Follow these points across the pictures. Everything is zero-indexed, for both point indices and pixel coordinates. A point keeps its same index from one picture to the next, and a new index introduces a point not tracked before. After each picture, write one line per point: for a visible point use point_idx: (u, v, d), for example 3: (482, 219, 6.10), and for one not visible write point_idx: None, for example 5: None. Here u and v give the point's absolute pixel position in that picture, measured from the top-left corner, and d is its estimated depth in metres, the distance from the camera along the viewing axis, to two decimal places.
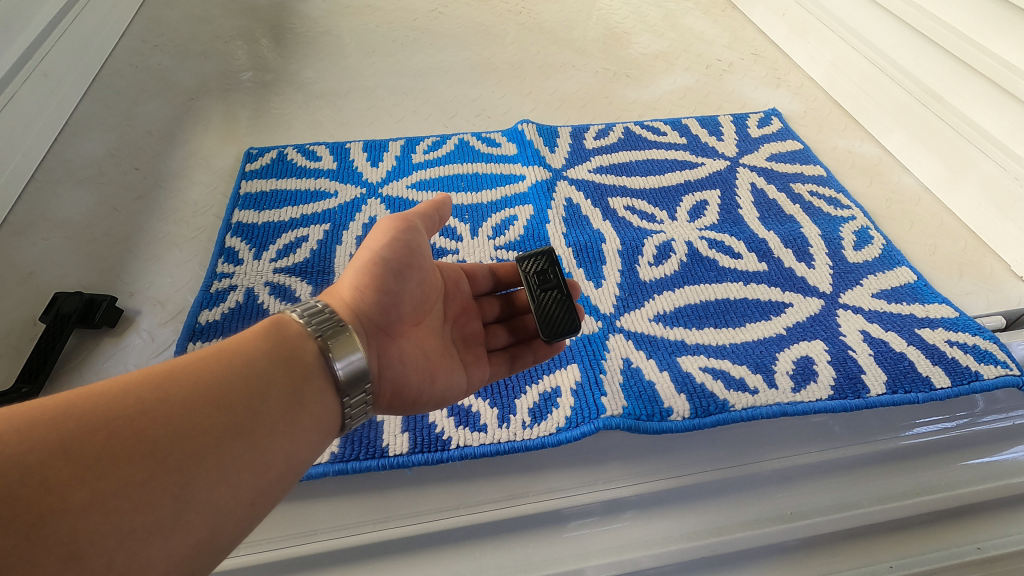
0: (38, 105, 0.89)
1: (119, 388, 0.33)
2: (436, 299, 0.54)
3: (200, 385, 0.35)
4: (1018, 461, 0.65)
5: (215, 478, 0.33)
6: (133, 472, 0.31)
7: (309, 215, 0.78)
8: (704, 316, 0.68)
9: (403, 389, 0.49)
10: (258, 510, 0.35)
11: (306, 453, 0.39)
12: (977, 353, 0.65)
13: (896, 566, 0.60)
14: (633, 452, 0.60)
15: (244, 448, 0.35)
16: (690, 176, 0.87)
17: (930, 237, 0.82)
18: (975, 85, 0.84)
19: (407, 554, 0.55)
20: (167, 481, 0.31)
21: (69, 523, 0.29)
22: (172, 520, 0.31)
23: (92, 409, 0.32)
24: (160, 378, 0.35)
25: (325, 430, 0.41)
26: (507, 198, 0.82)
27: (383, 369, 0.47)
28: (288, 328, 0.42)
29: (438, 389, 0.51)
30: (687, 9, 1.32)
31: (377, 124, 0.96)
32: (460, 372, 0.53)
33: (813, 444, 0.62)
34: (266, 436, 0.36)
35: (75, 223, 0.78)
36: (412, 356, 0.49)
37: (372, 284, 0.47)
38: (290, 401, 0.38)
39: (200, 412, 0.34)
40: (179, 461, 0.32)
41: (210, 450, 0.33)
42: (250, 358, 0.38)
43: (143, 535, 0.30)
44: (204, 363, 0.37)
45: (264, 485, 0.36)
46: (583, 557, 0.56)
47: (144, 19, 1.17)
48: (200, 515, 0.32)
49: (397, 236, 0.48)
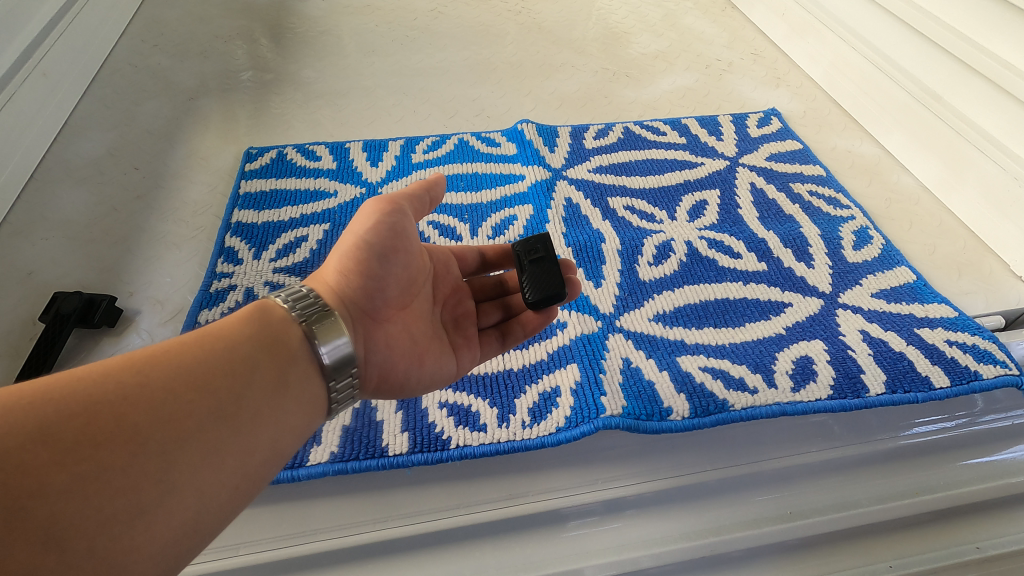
0: (37, 105, 0.88)
1: (99, 373, 0.33)
2: (425, 283, 0.54)
3: (181, 370, 0.35)
4: (1017, 461, 0.65)
5: (197, 462, 0.33)
6: (114, 457, 0.31)
7: (308, 215, 0.78)
8: (703, 316, 0.68)
9: (391, 373, 0.49)
10: (244, 493, 0.35)
11: (292, 437, 0.39)
12: (976, 353, 0.65)
13: (895, 566, 0.60)
14: (632, 452, 0.60)
15: (227, 432, 0.35)
16: (689, 176, 0.87)
17: (929, 237, 0.82)
18: (974, 84, 0.84)
19: (407, 553, 0.55)
20: (148, 465, 0.32)
21: (50, 507, 0.29)
22: (156, 504, 0.31)
23: (73, 394, 0.32)
24: (142, 362, 0.35)
25: (310, 415, 0.40)
26: (507, 198, 0.82)
27: (370, 354, 0.47)
28: (273, 313, 0.42)
29: (426, 372, 0.51)
30: (687, 8, 1.32)
31: (377, 124, 0.96)
32: (448, 358, 0.53)
33: (813, 443, 0.63)
34: (249, 420, 0.36)
35: (75, 222, 0.78)
36: (399, 340, 0.49)
37: (357, 269, 0.47)
38: (274, 387, 0.38)
39: (182, 397, 0.34)
40: (161, 445, 0.32)
41: (193, 435, 0.33)
42: (234, 343, 0.38)
43: (125, 517, 0.30)
44: (186, 347, 0.37)
45: (250, 469, 0.36)
46: (582, 557, 0.56)
47: (143, 19, 1.17)
48: (184, 498, 0.32)
49: (381, 220, 0.48)
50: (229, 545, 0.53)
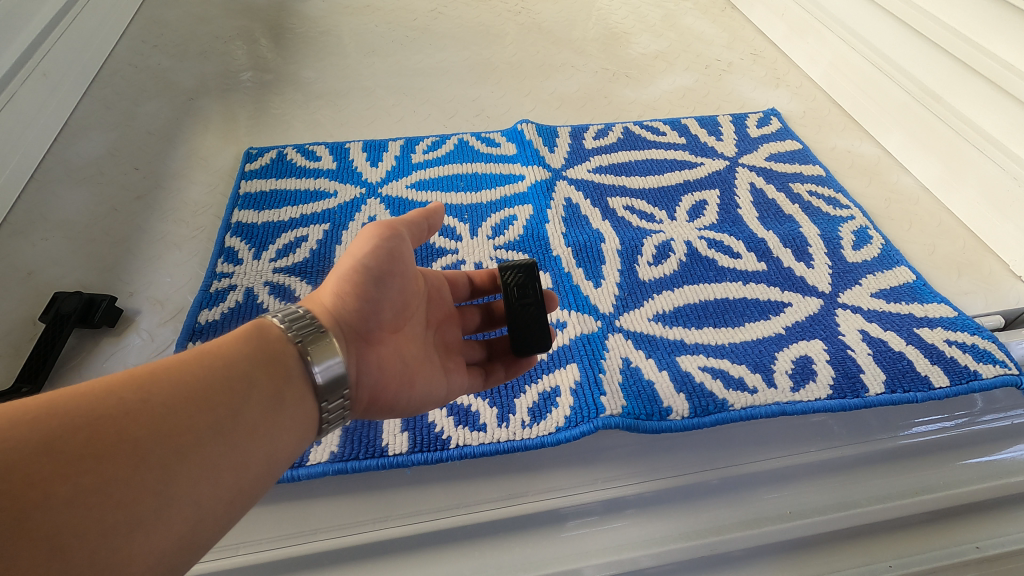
0: (37, 105, 0.88)
1: (102, 388, 0.33)
2: (419, 305, 0.53)
3: (182, 386, 0.35)
4: (1017, 461, 0.65)
5: (195, 478, 0.33)
6: (115, 470, 0.31)
7: (308, 215, 0.78)
8: (703, 316, 0.68)
9: (381, 395, 0.48)
10: (238, 509, 0.35)
11: (286, 455, 0.39)
12: (976, 352, 0.65)
13: (895, 566, 0.60)
14: (632, 451, 0.60)
15: (225, 448, 0.35)
16: (689, 176, 0.87)
17: (928, 237, 0.82)
18: (973, 85, 0.84)
19: (407, 552, 0.55)
20: (148, 480, 0.32)
21: (51, 519, 0.29)
22: (155, 518, 0.31)
23: (76, 408, 0.32)
24: (144, 378, 0.35)
25: (303, 434, 0.41)
26: (507, 198, 0.82)
27: (362, 377, 0.46)
28: (270, 333, 0.41)
29: (416, 395, 0.50)
30: (687, 8, 1.32)
31: (377, 124, 0.96)
32: (440, 379, 0.53)
33: (812, 443, 0.63)
34: (246, 437, 0.36)
35: (75, 222, 0.78)
36: (392, 363, 0.48)
37: (354, 291, 0.46)
38: (270, 406, 0.38)
39: (184, 412, 0.34)
40: (161, 460, 0.32)
41: (192, 450, 0.34)
42: (233, 360, 0.38)
43: (124, 531, 0.30)
44: (187, 364, 0.37)
45: (244, 485, 0.36)
46: (581, 557, 0.56)
47: (143, 19, 1.17)
48: (181, 512, 0.32)
49: (380, 243, 0.47)
50: (229, 545, 0.53)
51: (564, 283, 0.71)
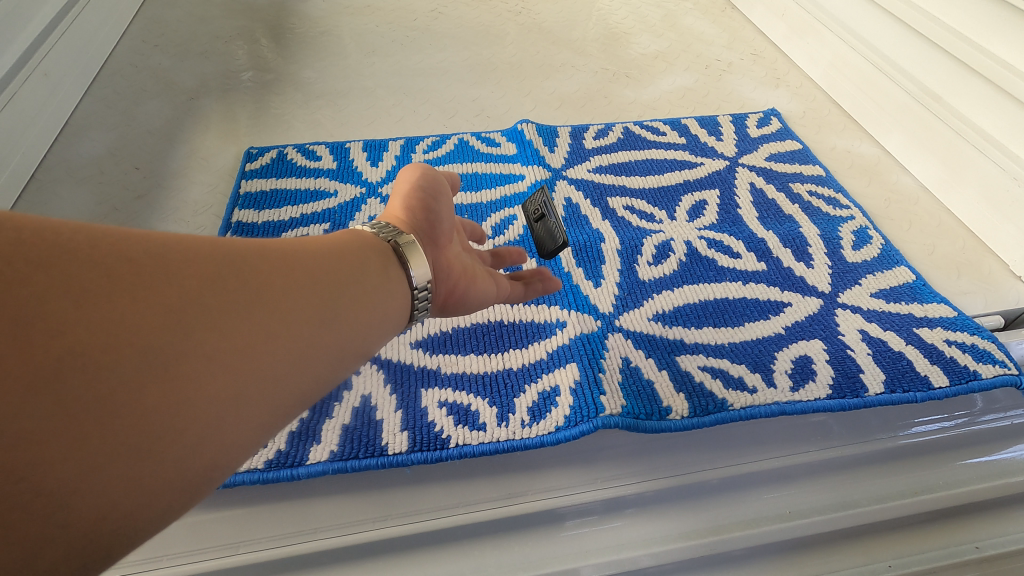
0: (37, 105, 0.88)
1: (166, 247, 0.31)
2: (462, 234, 0.55)
3: (243, 277, 0.33)
4: (1018, 460, 0.65)
5: (225, 373, 0.30)
6: (151, 328, 0.28)
7: (309, 215, 0.78)
8: (703, 315, 0.68)
9: (457, 294, 0.49)
10: (253, 431, 0.31)
11: (320, 382, 0.35)
12: (975, 352, 0.65)
13: (895, 566, 0.60)
14: (632, 451, 0.60)
15: (262, 355, 0.32)
16: (689, 176, 0.87)
17: (928, 237, 0.82)
18: (972, 85, 0.85)
19: (409, 551, 0.55)
20: (178, 350, 0.28)
21: (68, 356, 0.26)
22: (173, 397, 0.28)
23: (134, 253, 0.30)
24: (211, 253, 0.32)
25: (342, 368, 0.37)
26: (507, 198, 0.82)
27: (440, 274, 0.47)
28: (363, 237, 0.43)
29: (478, 297, 0.51)
30: (687, 9, 1.32)
31: (377, 124, 0.96)
32: (495, 280, 0.54)
33: (813, 443, 0.63)
34: (285, 352, 0.33)
35: (75, 222, 0.78)
36: (459, 264, 0.50)
37: (417, 204, 0.48)
38: (319, 320, 0.35)
39: (229, 301, 0.31)
40: (194, 337, 0.29)
41: (226, 348, 0.30)
42: (302, 272, 0.36)
43: (133, 397, 0.27)
44: (257, 260, 0.34)
45: (272, 403, 0.32)
46: (580, 557, 0.56)
47: (144, 19, 1.17)
48: (201, 398, 0.29)
49: (430, 171, 0.51)
50: (229, 544, 0.53)
51: (564, 283, 0.71)
